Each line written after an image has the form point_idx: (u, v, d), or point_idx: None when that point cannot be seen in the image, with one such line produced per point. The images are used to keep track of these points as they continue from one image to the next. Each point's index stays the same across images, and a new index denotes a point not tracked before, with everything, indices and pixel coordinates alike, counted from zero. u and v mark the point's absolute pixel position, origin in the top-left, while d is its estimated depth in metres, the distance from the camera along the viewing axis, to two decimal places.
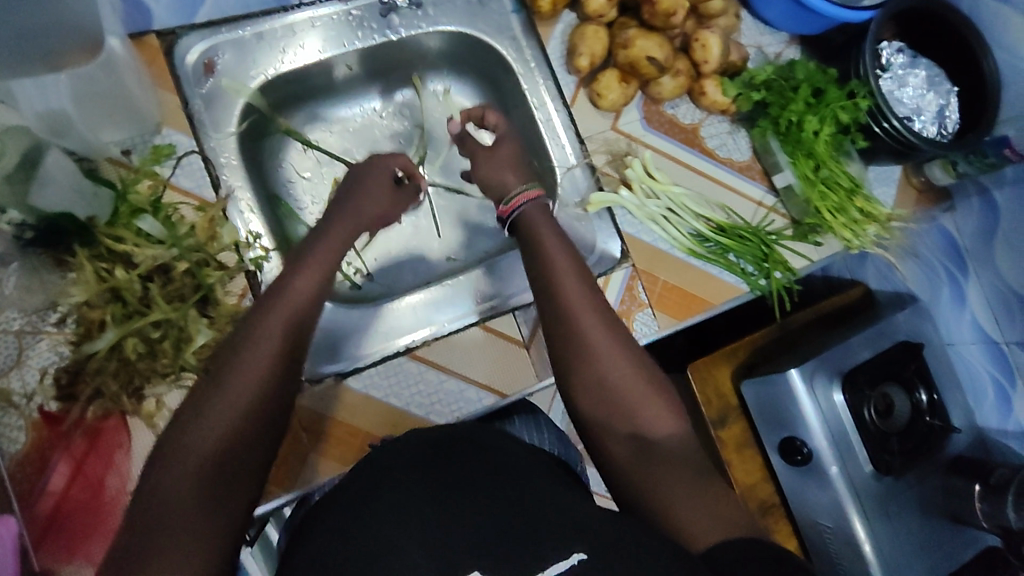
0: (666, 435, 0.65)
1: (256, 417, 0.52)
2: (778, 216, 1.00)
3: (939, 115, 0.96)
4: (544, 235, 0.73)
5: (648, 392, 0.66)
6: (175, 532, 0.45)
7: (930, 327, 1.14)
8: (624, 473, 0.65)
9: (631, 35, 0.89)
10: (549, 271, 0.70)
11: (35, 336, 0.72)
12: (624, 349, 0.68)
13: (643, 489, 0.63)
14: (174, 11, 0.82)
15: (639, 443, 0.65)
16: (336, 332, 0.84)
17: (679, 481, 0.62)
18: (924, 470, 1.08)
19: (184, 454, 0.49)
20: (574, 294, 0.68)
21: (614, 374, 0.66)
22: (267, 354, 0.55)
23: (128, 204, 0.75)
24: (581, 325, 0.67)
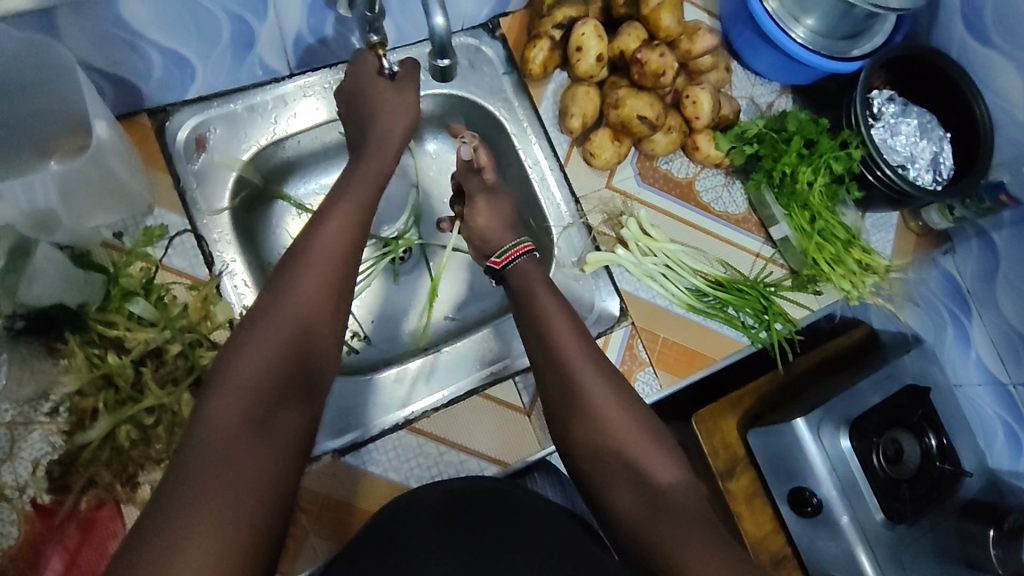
0: (668, 487, 0.68)
1: (289, 370, 0.58)
2: (776, 267, 0.99)
3: (933, 163, 0.95)
4: (543, 299, 0.80)
5: (648, 443, 0.71)
6: (229, 466, 0.50)
7: (936, 368, 1.12)
8: (631, 525, 0.67)
9: (621, 95, 0.89)
10: (552, 332, 0.77)
11: (28, 426, 0.71)
12: (624, 404, 0.73)
13: (650, 539, 0.65)
14: (163, 87, 0.79)
15: (644, 495, 0.68)
16: (343, 400, 0.82)
17: (683, 528, 0.64)
18: (938, 516, 1.06)
19: (227, 402, 0.54)
20: (573, 351, 0.75)
21: (614, 427, 0.71)
22: (296, 314, 0.60)
23: (119, 287, 0.74)
24: (583, 382, 0.73)
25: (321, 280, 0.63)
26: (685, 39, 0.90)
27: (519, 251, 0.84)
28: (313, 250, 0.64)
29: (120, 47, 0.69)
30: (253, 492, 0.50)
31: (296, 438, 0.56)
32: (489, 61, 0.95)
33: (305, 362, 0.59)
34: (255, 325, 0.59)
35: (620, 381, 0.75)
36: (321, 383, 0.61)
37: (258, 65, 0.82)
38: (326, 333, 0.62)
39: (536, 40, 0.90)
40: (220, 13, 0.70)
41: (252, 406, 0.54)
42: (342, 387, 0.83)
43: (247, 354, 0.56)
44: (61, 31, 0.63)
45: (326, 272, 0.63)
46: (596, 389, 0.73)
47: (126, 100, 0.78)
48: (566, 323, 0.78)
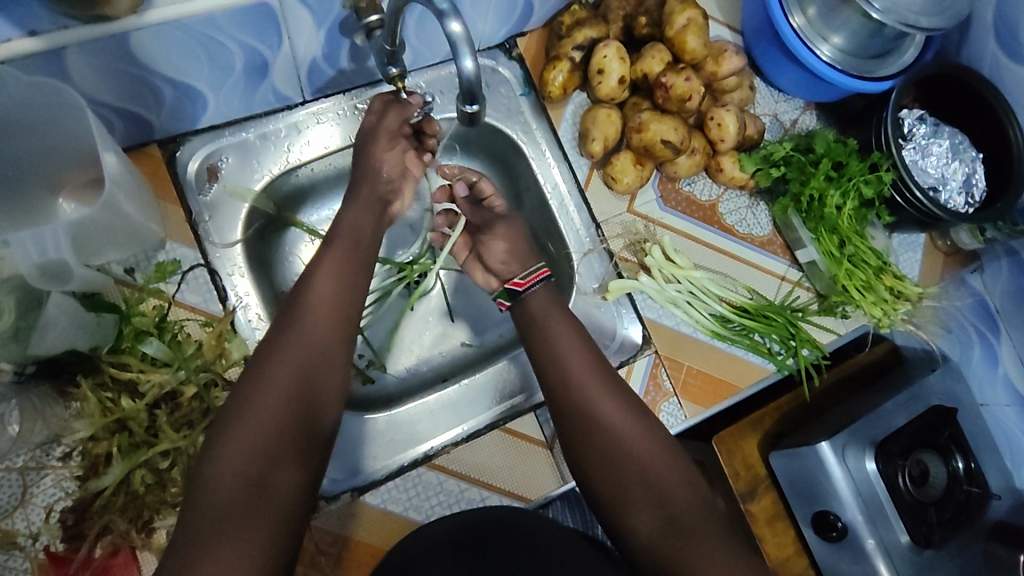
0: (684, 505, 0.65)
1: (287, 426, 0.59)
2: (803, 292, 0.97)
3: (966, 184, 0.93)
4: (553, 323, 0.77)
5: (665, 461, 0.68)
6: (226, 526, 0.53)
7: (964, 389, 1.09)
8: (649, 547, 0.64)
9: (644, 118, 0.86)
10: (563, 356, 0.75)
11: (39, 472, 0.69)
12: (639, 422, 0.71)
13: (671, 561, 0.62)
14: (174, 119, 0.77)
15: (662, 514, 0.65)
16: (349, 441, 0.80)
17: (705, 547, 0.61)
18: (966, 540, 1.03)
19: (225, 463, 0.56)
20: (587, 374, 0.73)
21: (630, 446, 0.69)
22: (291, 371, 0.62)
23: (132, 327, 0.72)
24: (597, 403, 0.71)
25: (314, 336, 0.65)
26: (711, 61, 0.88)
27: (539, 275, 0.81)
28: (304, 301, 0.67)
29: (131, 82, 0.67)
30: (251, 550, 0.52)
31: (297, 493, 0.58)
32: (506, 82, 0.92)
33: (303, 416, 0.61)
34: (252, 384, 0.61)
35: (636, 402, 0.73)
36: (323, 428, 0.62)
37: (271, 92, 0.80)
38: (324, 385, 0.63)
39: (555, 62, 0.88)
40: (234, 46, 0.68)
41: (249, 465, 0.56)
42: (350, 424, 0.81)
43: (244, 414, 0.59)
44: (71, 70, 0.61)
45: (321, 327, 0.66)
46: (609, 408, 0.71)
47: (136, 132, 0.76)
48: (583, 354, 0.76)
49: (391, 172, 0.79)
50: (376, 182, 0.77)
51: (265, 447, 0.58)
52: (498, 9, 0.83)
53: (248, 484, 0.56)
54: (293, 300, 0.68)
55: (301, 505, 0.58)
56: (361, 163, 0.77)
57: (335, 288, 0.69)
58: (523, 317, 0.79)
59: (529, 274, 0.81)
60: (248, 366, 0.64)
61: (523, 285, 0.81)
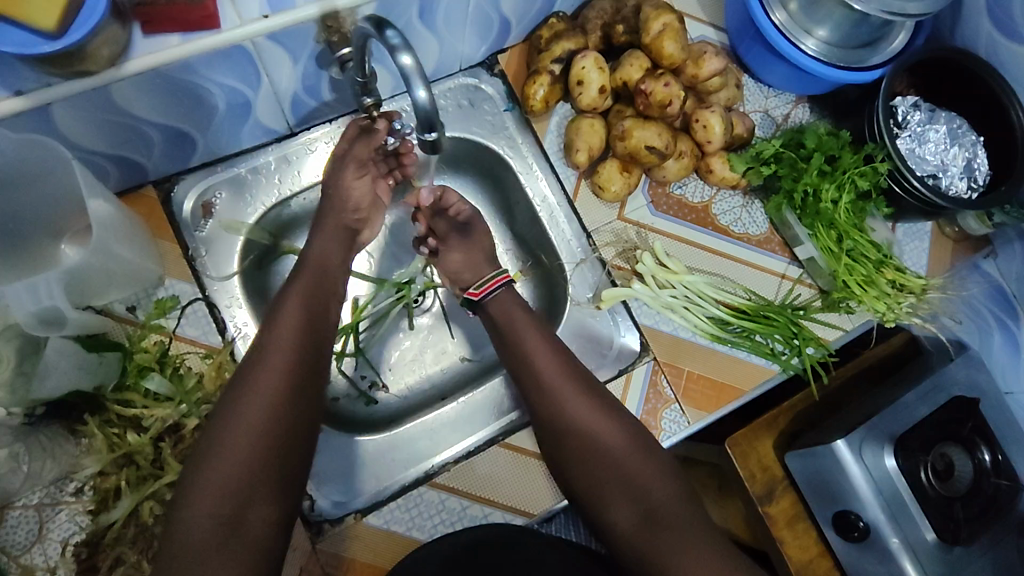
0: (662, 497, 0.70)
1: (257, 461, 0.62)
2: (805, 288, 0.95)
3: (968, 169, 0.90)
4: (528, 334, 0.78)
5: (645, 464, 0.72)
6: (200, 565, 0.56)
7: (986, 377, 1.04)
8: (628, 542, 0.69)
9: (627, 126, 0.86)
10: (534, 359, 0.76)
11: (55, 507, 0.72)
12: (618, 427, 0.74)
13: (646, 548, 0.68)
14: (166, 159, 0.79)
15: (640, 512, 0.70)
16: (340, 461, 0.81)
17: (678, 539, 0.67)
18: (997, 532, 1.00)
19: (199, 503, 0.59)
20: (556, 376, 0.75)
21: (611, 452, 0.72)
22: (261, 409, 0.63)
23: (135, 363, 0.75)
24: (575, 413, 0.74)
25: (282, 370, 0.66)
26: (691, 64, 0.87)
27: (497, 282, 0.82)
28: (274, 331, 0.69)
29: (119, 130, 0.70)
30: None
31: (269, 525, 0.61)
32: (489, 99, 0.93)
33: (275, 452, 0.63)
34: (223, 424, 0.63)
35: (614, 405, 0.76)
36: (294, 458, 0.65)
37: (257, 126, 0.82)
38: (296, 418, 0.65)
39: (535, 76, 0.88)
40: (214, 87, 0.70)
41: (222, 505, 0.59)
42: (340, 444, 0.82)
43: (216, 453, 0.61)
44: (59, 123, 0.64)
45: (292, 359, 0.67)
46: (588, 417, 0.74)
47: (132, 176, 0.79)
48: (559, 362, 0.77)
49: (361, 200, 0.82)
50: (341, 213, 0.80)
51: (238, 486, 0.60)
52: (474, 30, 0.84)
53: (222, 524, 0.59)
54: (278, 327, 0.69)
55: (275, 535, 0.62)
56: (338, 190, 0.79)
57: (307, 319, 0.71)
58: (506, 331, 0.79)
59: (487, 281, 0.83)
60: (217, 402, 0.65)
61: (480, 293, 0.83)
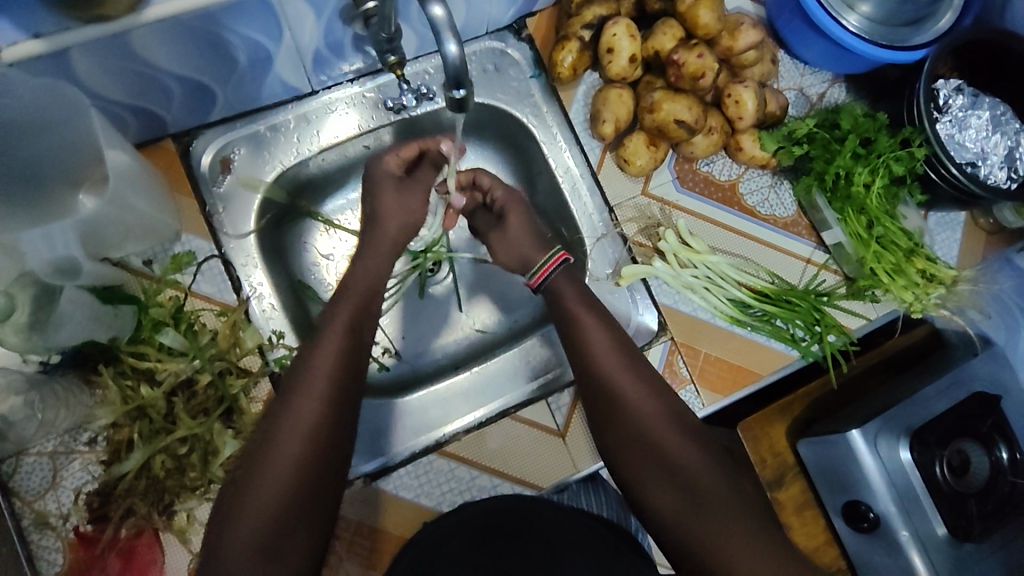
0: (711, 483, 0.64)
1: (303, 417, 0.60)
2: (830, 274, 0.93)
3: (1009, 159, 0.86)
4: (584, 316, 0.73)
5: (705, 467, 0.65)
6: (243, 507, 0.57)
7: (1013, 376, 0.99)
8: (674, 528, 0.63)
9: (656, 98, 0.83)
10: (582, 327, 0.72)
11: (69, 456, 0.72)
12: (676, 425, 0.67)
13: (689, 534, 0.62)
14: (186, 112, 0.78)
15: (686, 497, 0.63)
16: (375, 427, 0.82)
17: (729, 530, 0.61)
18: (1012, 533, 0.94)
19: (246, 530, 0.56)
20: (599, 339, 0.71)
21: (665, 449, 0.65)
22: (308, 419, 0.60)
23: (150, 317, 0.75)
24: (628, 405, 0.68)
25: (330, 384, 0.62)
26: (726, 36, 0.84)
27: (548, 266, 0.76)
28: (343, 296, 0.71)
29: (138, 79, 0.68)
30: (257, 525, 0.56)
31: (310, 552, 0.58)
32: (515, 64, 0.90)
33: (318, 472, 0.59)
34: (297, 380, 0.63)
35: (669, 398, 0.69)
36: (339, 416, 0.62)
37: (279, 83, 0.80)
38: (342, 434, 0.62)
39: (564, 42, 0.85)
40: (236, 39, 0.68)
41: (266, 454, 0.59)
42: (379, 410, 0.83)
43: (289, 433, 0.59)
44: (76, 68, 0.61)
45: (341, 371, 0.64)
46: (643, 409, 0.67)
47: (150, 128, 0.78)
48: (601, 327, 0.72)
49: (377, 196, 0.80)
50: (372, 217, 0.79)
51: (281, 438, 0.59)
52: None
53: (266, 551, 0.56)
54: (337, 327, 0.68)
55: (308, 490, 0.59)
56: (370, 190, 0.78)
57: (353, 329, 0.67)
58: (558, 311, 0.74)
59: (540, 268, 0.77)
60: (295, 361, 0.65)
61: (535, 281, 0.77)
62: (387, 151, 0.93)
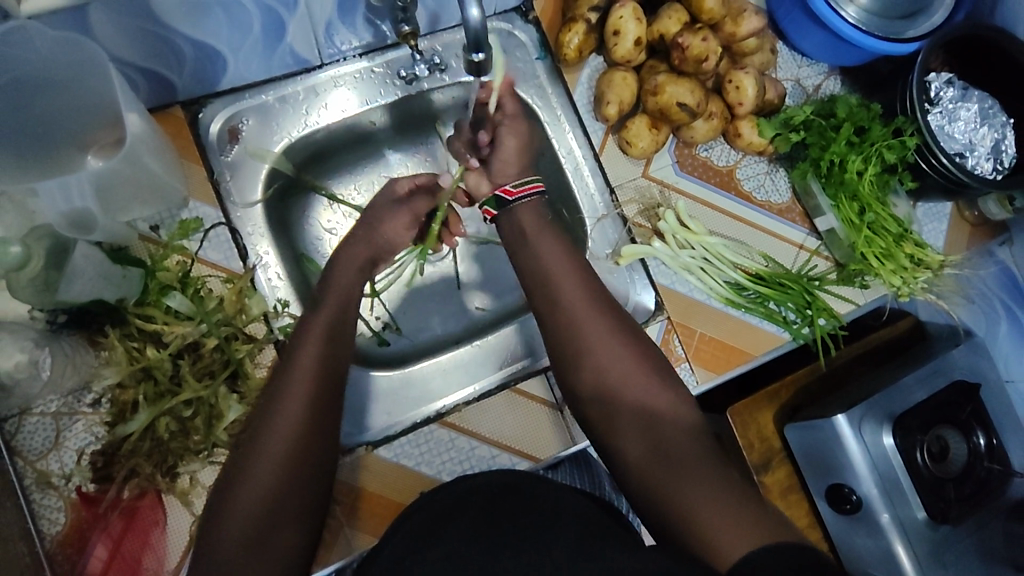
0: (681, 438, 0.63)
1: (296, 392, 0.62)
2: (822, 260, 0.96)
3: (994, 150, 0.90)
4: (557, 265, 0.72)
5: (676, 423, 0.64)
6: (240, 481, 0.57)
7: (989, 364, 1.02)
8: (644, 483, 0.62)
9: (660, 80, 0.85)
10: (554, 278, 0.71)
11: (72, 416, 0.73)
12: (648, 379, 0.67)
13: (659, 490, 0.60)
14: (196, 79, 0.78)
15: (656, 451, 0.62)
16: (368, 398, 0.83)
17: (700, 482, 0.59)
18: (986, 515, 0.97)
19: (246, 501, 0.56)
20: (571, 289, 0.70)
21: (636, 403, 0.65)
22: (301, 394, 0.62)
23: (157, 281, 0.75)
24: (600, 364, 0.67)
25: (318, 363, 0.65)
26: (729, 22, 0.86)
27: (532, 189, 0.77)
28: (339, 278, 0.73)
29: (154, 41, 0.68)
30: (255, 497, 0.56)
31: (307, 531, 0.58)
32: (521, 46, 0.92)
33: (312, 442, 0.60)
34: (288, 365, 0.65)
35: (641, 356, 0.69)
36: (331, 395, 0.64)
37: (289, 53, 0.81)
38: (335, 408, 0.64)
39: (571, 24, 0.87)
40: (251, 5, 0.69)
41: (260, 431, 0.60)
42: (376, 382, 0.84)
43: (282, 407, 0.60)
44: (92, 24, 0.62)
45: (325, 353, 0.67)
46: (615, 368, 0.67)
47: (160, 93, 0.79)
48: (574, 278, 0.72)
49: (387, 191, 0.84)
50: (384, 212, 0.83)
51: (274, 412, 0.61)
52: None
53: (265, 518, 0.55)
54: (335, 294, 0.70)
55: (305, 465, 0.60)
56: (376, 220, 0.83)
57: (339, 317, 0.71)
58: (536, 272, 0.72)
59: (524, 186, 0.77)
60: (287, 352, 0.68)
61: (514, 193, 0.76)
62: (393, 128, 0.94)
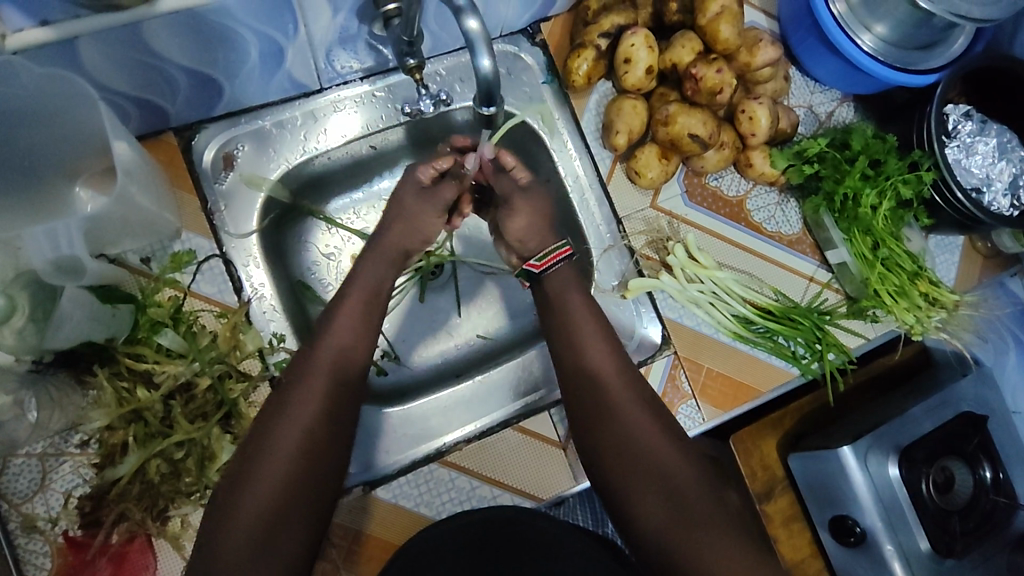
0: (698, 497, 0.66)
1: (305, 403, 0.64)
2: (832, 293, 0.94)
3: (1013, 186, 0.87)
4: (582, 320, 0.75)
5: (695, 481, 0.67)
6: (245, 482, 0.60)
7: (998, 396, 1.01)
8: (661, 540, 0.64)
9: (671, 111, 0.82)
10: (579, 335, 0.74)
11: (58, 458, 0.70)
12: (664, 435, 0.70)
13: (678, 548, 0.63)
14: (190, 105, 0.75)
15: (673, 509, 0.65)
16: (365, 434, 0.80)
17: (715, 538, 0.63)
18: (991, 549, 0.95)
19: (250, 504, 0.59)
20: (597, 350, 0.73)
21: (654, 458, 0.67)
22: (309, 406, 0.64)
23: (147, 317, 0.73)
24: (622, 419, 0.70)
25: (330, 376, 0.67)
26: (744, 52, 0.84)
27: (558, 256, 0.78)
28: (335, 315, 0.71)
29: (146, 71, 0.65)
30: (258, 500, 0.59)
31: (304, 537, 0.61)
32: (528, 69, 0.89)
33: (307, 483, 0.62)
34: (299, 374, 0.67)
35: (660, 411, 0.72)
36: (340, 407, 0.66)
37: (288, 78, 0.77)
38: (342, 422, 0.66)
39: (580, 49, 0.84)
40: (248, 34, 0.65)
41: (268, 436, 0.62)
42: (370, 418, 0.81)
43: (290, 418, 0.63)
44: (82, 58, 0.59)
45: (337, 366, 0.68)
46: (634, 419, 0.70)
47: (152, 120, 0.75)
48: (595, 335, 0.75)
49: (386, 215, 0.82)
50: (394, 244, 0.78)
51: (283, 420, 0.63)
52: None
53: (256, 544, 0.58)
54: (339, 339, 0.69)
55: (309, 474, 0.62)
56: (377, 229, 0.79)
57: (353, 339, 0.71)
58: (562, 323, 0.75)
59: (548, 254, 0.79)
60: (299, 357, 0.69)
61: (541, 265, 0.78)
62: (393, 152, 0.91)
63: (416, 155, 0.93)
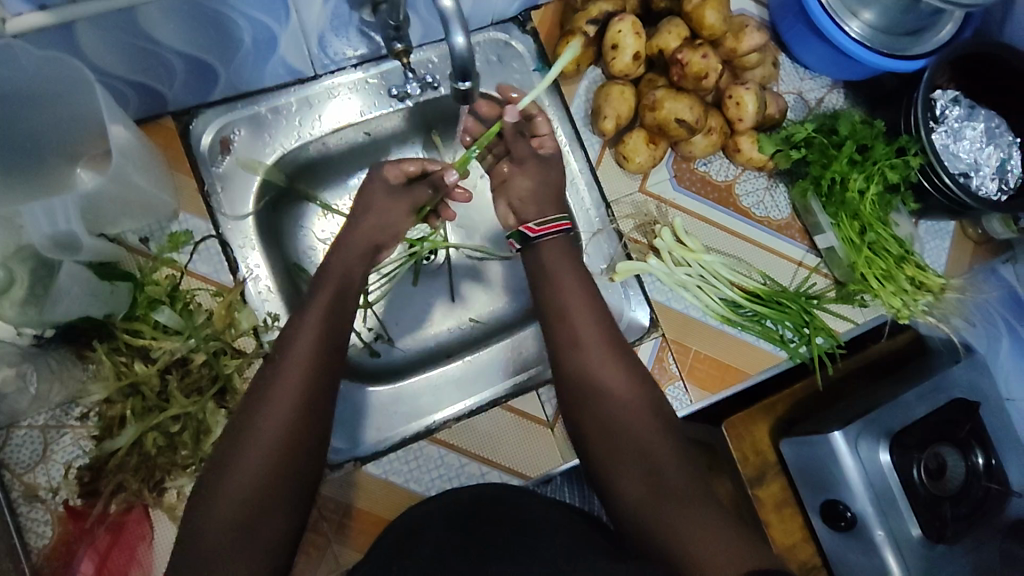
0: (676, 472, 0.66)
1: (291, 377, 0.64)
2: (821, 277, 0.95)
3: (1000, 170, 0.88)
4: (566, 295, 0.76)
5: (673, 456, 0.67)
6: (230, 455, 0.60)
7: (992, 384, 0.99)
8: (639, 513, 0.65)
9: (658, 96, 0.83)
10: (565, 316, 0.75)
11: (59, 430, 0.73)
12: (647, 411, 0.70)
13: (652, 521, 0.63)
14: (187, 90, 0.77)
15: (651, 483, 0.65)
16: (352, 410, 0.81)
17: (690, 512, 0.63)
18: (982, 535, 0.95)
19: (234, 477, 0.59)
20: (583, 324, 0.74)
21: (636, 434, 0.68)
22: (294, 379, 0.64)
23: (145, 295, 0.75)
24: (606, 395, 0.70)
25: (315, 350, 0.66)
26: (730, 37, 0.85)
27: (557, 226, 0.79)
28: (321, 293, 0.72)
29: (142, 56, 0.67)
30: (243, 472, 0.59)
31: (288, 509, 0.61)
32: (518, 57, 0.90)
33: (290, 454, 0.61)
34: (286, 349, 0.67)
35: (646, 388, 0.72)
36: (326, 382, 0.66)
37: (281, 64, 0.80)
38: (328, 396, 0.66)
39: (569, 36, 0.85)
40: (239, 20, 0.67)
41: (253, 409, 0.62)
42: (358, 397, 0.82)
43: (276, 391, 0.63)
44: (79, 42, 0.61)
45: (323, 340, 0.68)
46: (618, 398, 0.70)
47: (151, 105, 0.78)
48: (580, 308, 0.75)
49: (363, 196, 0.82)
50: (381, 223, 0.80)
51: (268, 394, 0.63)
52: None
53: (238, 518, 0.58)
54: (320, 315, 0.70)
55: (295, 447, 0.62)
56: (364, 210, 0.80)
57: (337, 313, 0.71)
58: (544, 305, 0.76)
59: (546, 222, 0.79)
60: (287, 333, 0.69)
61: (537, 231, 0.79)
62: (388, 138, 0.93)
63: (410, 141, 0.95)
